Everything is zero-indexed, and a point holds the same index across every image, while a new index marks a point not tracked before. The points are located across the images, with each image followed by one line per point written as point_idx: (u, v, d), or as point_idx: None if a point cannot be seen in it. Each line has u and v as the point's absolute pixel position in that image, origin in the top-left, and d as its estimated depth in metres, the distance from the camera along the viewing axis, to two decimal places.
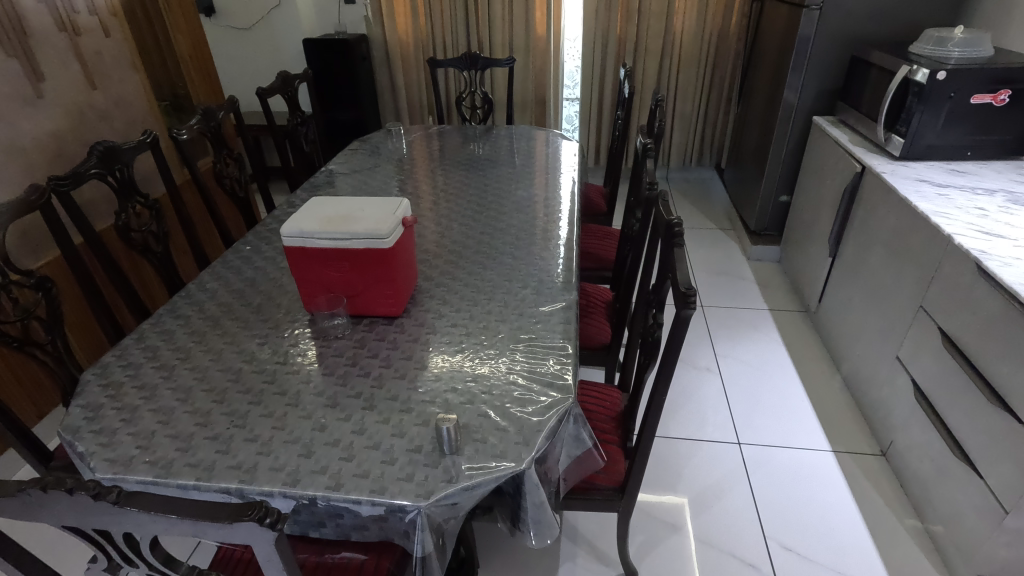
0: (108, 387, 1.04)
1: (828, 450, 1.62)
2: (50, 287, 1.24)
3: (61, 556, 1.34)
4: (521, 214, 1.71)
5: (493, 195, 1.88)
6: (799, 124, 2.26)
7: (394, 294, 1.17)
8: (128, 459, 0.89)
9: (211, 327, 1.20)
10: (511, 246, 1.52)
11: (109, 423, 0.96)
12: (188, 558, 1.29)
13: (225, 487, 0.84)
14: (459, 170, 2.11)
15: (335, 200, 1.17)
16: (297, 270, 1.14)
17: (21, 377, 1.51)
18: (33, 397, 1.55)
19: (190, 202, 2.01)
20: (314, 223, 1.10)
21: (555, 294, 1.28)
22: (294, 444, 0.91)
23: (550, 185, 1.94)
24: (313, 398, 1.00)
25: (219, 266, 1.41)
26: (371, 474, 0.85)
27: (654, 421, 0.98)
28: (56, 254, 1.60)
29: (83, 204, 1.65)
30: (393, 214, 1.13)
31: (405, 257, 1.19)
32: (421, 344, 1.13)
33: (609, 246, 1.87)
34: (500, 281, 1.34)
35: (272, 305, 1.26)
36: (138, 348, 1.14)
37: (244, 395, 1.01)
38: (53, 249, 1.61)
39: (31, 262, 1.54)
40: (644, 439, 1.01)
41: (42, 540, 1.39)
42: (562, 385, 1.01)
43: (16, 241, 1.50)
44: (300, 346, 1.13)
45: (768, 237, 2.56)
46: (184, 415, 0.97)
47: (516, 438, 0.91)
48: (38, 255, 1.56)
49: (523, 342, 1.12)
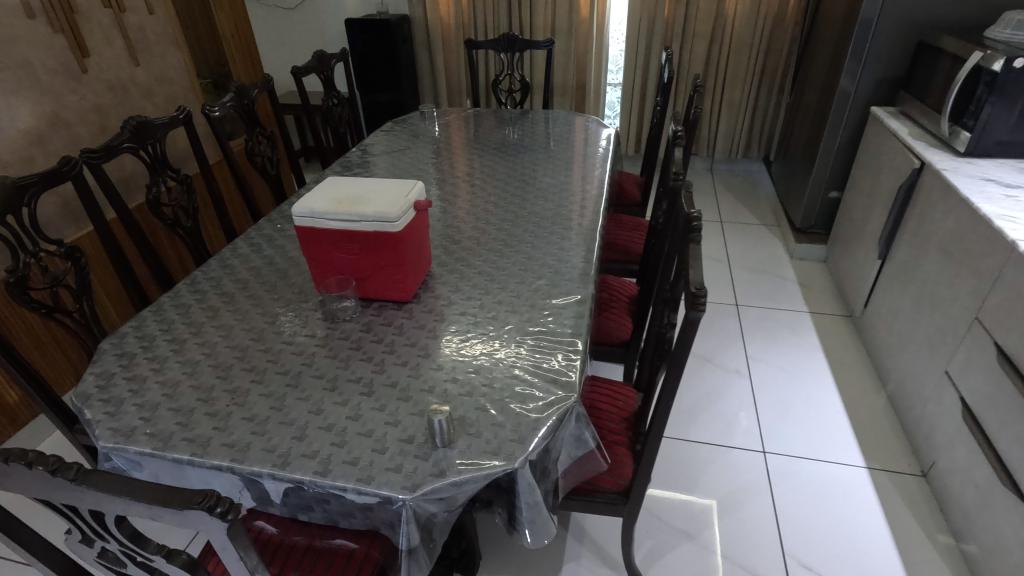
0: (122, 357, 1.07)
1: (862, 466, 1.51)
2: (78, 257, 1.27)
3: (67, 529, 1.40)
4: (546, 202, 1.65)
5: (520, 181, 1.83)
6: (854, 116, 2.11)
7: (404, 279, 1.15)
8: (130, 430, 0.91)
9: (225, 303, 1.21)
10: (532, 234, 1.47)
11: (118, 392, 0.98)
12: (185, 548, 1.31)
13: (217, 464, 0.85)
14: (489, 155, 2.06)
15: (349, 181, 1.16)
16: (308, 251, 1.13)
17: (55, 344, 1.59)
18: (72, 359, 1.64)
19: (223, 179, 2.04)
20: (324, 203, 1.08)
21: (570, 286, 1.23)
22: (288, 426, 0.90)
23: (580, 173, 1.87)
24: (313, 380, 0.99)
25: (241, 243, 1.43)
26: (360, 462, 0.84)
27: (661, 426, 0.93)
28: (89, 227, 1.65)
29: (120, 178, 1.69)
30: (405, 197, 1.10)
31: (417, 242, 1.16)
32: (427, 331, 1.10)
33: (639, 238, 1.80)
34: (515, 270, 1.30)
35: (287, 284, 1.27)
36: (155, 319, 1.16)
37: (247, 373, 1.02)
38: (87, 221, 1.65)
39: (66, 233, 1.59)
40: (650, 444, 0.96)
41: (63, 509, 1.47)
42: (566, 383, 0.97)
43: (55, 213, 1.56)
44: (308, 327, 1.13)
45: (814, 236, 2.41)
46: (187, 389, 0.98)
47: (512, 436, 0.87)
48: (73, 228, 1.61)
49: (531, 335, 1.08)
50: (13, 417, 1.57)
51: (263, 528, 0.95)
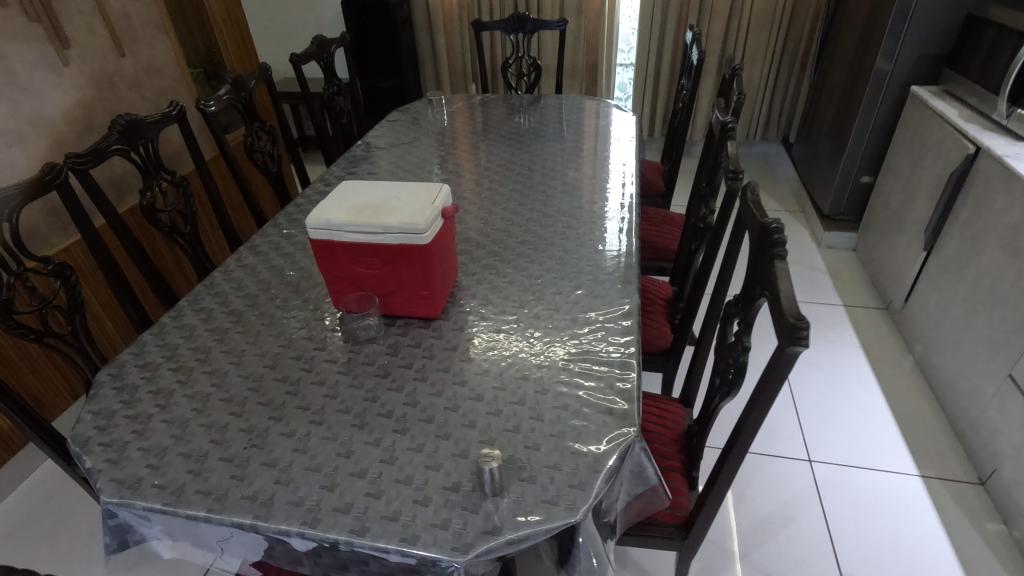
0: (123, 391, 0.96)
1: (915, 475, 1.43)
2: (69, 274, 1.15)
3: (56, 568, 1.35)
4: (572, 198, 1.53)
5: (541, 174, 1.70)
6: (891, 96, 1.99)
7: (431, 294, 1.03)
8: (137, 481, 0.80)
9: (233, 323, 1.10)
10: (561, 235, 1.35)
11: (120, 434, 0.88)
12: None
13: (238, 522, 0.74)
14: (503, 146, 1.93)
15: (367, 187, 1.04)
16: (324, 265, 1.02)
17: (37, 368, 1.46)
18: (70, 376, 1.55)
19: (220, 177, 1.91)
20: (343, 213, 0.97)
21: (613, 296, 1.12)
22: (315, 473, 0.80)
23: (603, 163, 1.75)
24: (339, 416, 0.89)
25: (247, 252, 1.31)
26: (401, 517, 0.74)
27: (733, 465, 0.82)
28: (74, 239, 1.51)
29: (107, 183, 1.56)
30: (432, 204, 0.98)
31: (445, 253, 1.05)
32: (460, 353, 0.99)
33: (669, 233, 1.68)
34: (549, 278, 1.19)
35: (299, 299, 1.15)
36: (157, 345, 1.05)
37: (265, 407, 0.91)
38: (72, 232, 1.52)
39: (51, 247, 1.46)
40: (719, 482, 0.85)
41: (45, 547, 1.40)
42: (624, 414, 0.86)
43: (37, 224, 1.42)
44: (327, 351, 1.02)
45: (844, 222, 2.30)
46: (198, 429, 0.88)
47: (569, 481, 0.77)
48: (57, 240, 1.47)
49: (577, 355, 0.98)
50: (8, 444, 1.49)
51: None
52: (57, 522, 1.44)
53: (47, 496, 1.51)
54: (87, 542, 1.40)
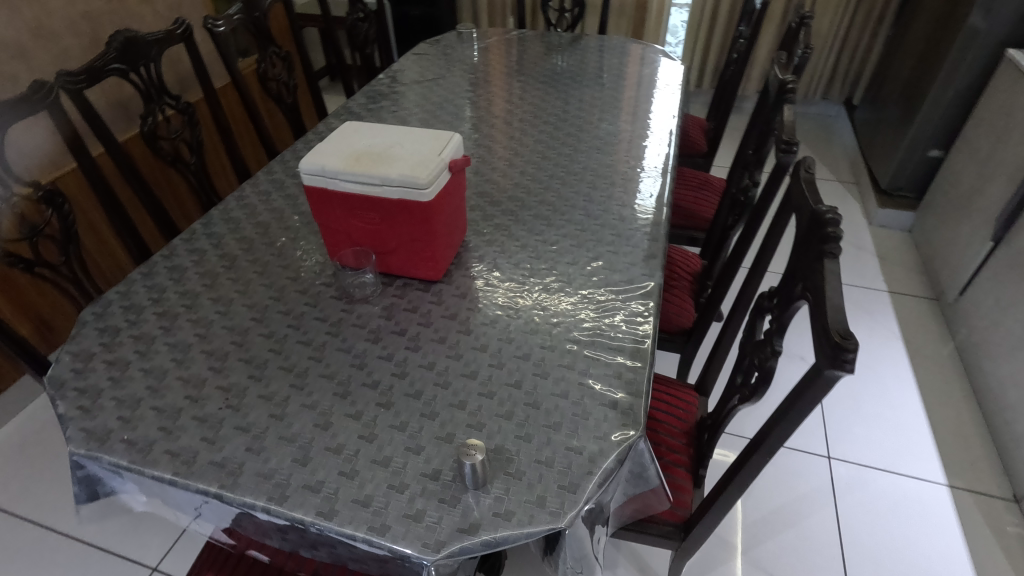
0: (105, 332, 0.91)
1: (942, 484, 1.33)
2: (61, 203, 1.10)
3: (23, 507, 1.37)
4: (602, 155, 1.39)
5: (571, 125, 1.56)
6: (980, 59, 1.74)
7: (433, 255, 0.95)
8: (106, 433, 0.77)
9: (224, 268, 1.03)
10: (585, 196, 1.23)
11: (96, 380, 0.84)
12: (157, 566, 1.26)
13: (204, 489, 0.70)
14: (535, 90, 1.77)
15: (369, 131, 0.94)
16: (319, 215, 0.93)
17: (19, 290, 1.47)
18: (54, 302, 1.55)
19: (232, 107, 1.81)
20: (339, 160, 0.87)
21: (633, 272, 1.02)
22: (289, 443, 0.75)
23: (641, 117, 1.59)
24: (322, 381, 0.83)
25: (247, 190, 1.23)
26: (373, 504, 0.68)
27: (745, 480, 0.74)
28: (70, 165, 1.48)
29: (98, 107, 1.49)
30: (438, 157, 0.88)
31: (450, 211, 0.95)
32: (460, 323, 0.92)
33: (705, 200, 1.54)
34: (565, 245, 1.08)
35: (295, 247, 1.08)
36: (145, 286, 1.00)
37: (246, 365, 0.85)
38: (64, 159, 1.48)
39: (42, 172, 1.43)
40: (726, 493, 0.77)
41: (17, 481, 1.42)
42: (628, 410, 0.78)
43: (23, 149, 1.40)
44: (319, 308, 0.95)
45: (901, 199, 2.10)
46: (175, 382, 0.83)
47: (558, 481, 0.70)
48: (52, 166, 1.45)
49: (586, 336, 0.89)
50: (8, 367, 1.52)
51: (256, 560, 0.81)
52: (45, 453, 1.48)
53: (40, 428, 1.54)
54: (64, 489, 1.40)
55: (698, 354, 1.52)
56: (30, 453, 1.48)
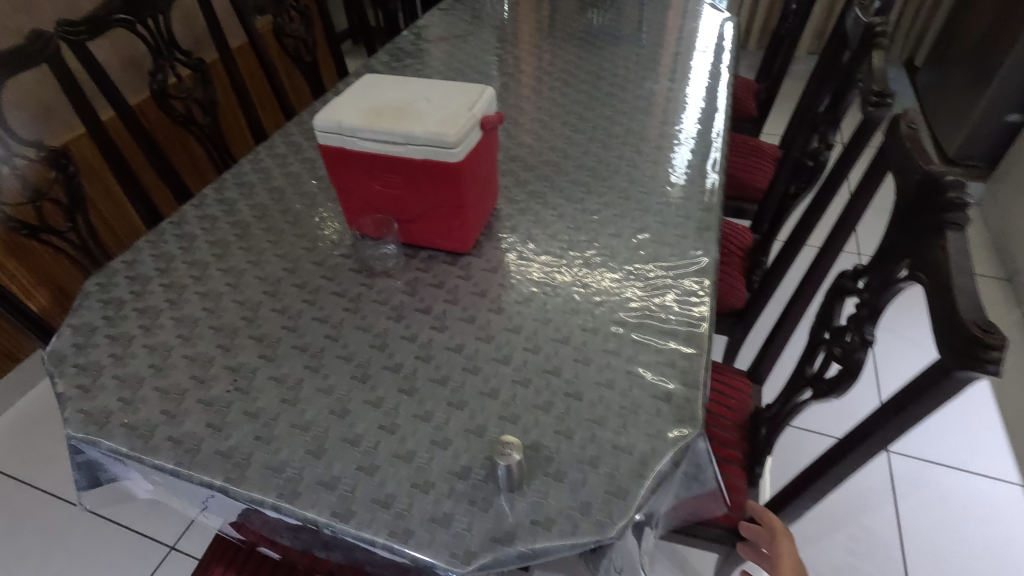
0: (108, 305, 0.84)
1: (1017, 484, 1.21)
2: (66, 164, 1.04)
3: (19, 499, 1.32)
4: (645, 116, 1.26)
5: (610, 84, 1.42)
6: None
7: (462, 224, 0.85)
8: (106, 416, 0.70)
9: (236, 236, 0.95)
10: (629, 161, 1.11)
11: (98, 357, 0.77)
12: (175, 545, 1.23)
13: (208, 482, 0.63)
14: (570, 48, 1.63)
15: (392, 84, 0.84)
16: (337, 178, 0.84)
17: (33, 260, 1.41)
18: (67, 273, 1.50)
19: (248, 67, 1.72)
20: (358, 115, 0.78)
21: (685, 246, 0.90)
22: (302, 433, 0.67)
23: (687, 75, 1.44)
24: (340, 363, 0.75)
25: (262, 153, 1.14)
26: (394, 505, 0.60)
27: (824, 487, 0.64)
28: (76, 131, 1.43)
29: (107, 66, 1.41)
30: (468, 111, 0.77)
31: (482, 174, 0.85)
32: (491, 300, 0.82)
33: (756, 168, 1.41)
34: (607, 214, 0.97)
35: (313, 214, 0.99)
36: (152, 255, 0.92)
37: (256, 343, 0.78)
38: (70, 125, 1.43)
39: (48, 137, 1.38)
40: (797, 500, 0.69)
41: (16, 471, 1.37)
42: (684, 403, 0.68)
43: (27, 114, 1.34)
44: (336, 281, 0.86)
45: (971, 170, 1.92)
46: (180, 361, 0.76)
47: (604, 485, 0.61)
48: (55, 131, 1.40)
49: (633, 318, 0.78)
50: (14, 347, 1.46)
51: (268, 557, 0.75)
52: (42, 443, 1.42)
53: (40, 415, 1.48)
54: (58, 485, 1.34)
55: (746, 342, 1.45)
56: (28, 443, 1.42)
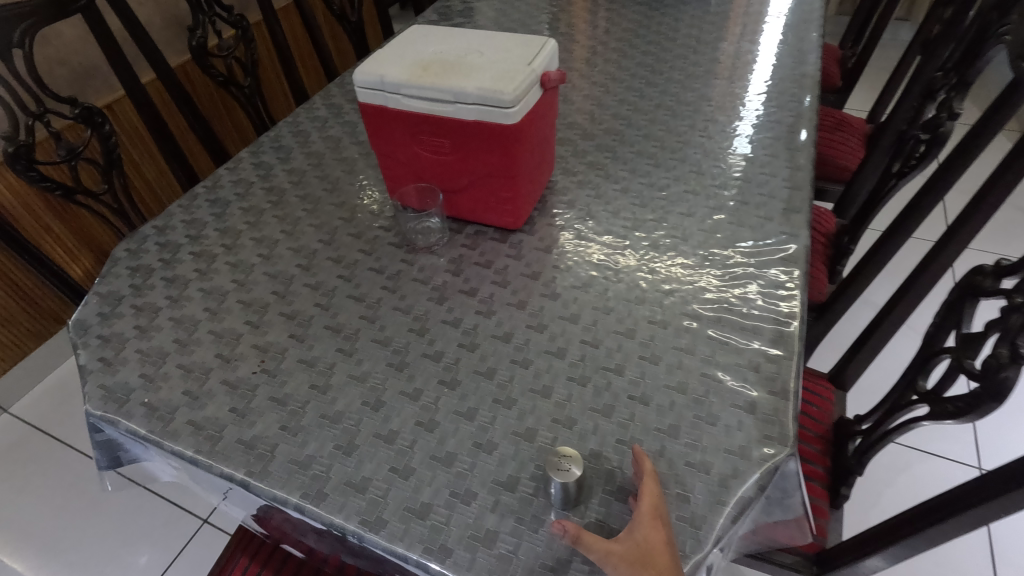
0: (137, 273, 0.79)
1: None
2: (100, 122, 0.99)
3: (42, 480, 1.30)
4: (719, 80, 1.12)
5: (679, 46, 1.28)
6: None
7: (514, 197, 0.75)
8: (126, 394, 0.65)
9: (271, 204, 0.89)
10: (702, 131, 0.98)
11: (122, 329, 0.72)
12: (207, 519, 1.22)
13: (229, 474, 0.57)
14: (633, 7, 1.48)
15: (441, 36, 0.74)
16: (378, 142, 0.76)
17: (75, 225, 1.40)
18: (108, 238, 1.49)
19: (292, 27, 1.64)
20: (402, 69, 0.68)
21: (770, 229, 0.78)
22: (331, 425, 0.60)
23: (758, 33, 1.29)
24: (375, 348, 0.67)
25: (300, 115, 1.07)
26: (431, 516, 0.53)
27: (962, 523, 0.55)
28: (116, 93, 1.39)
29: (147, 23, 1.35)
30: (528, 66, 0.67)
31: (539, 141, 0.75)
32: (543, 284, 0.73)
33: (844, 146, 1.25)
34: (677, 191, 0.85)
35: (351, 182, 0.91)
36: (184, 221, 0.87)
37: (287, 321, 0.71)
38: (110, 86, 1.39)
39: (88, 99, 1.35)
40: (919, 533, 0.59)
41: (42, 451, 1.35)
42: (771, 416, 0.58)
43: (66, 75, 1.30)
44: (374, 256, 0.79)
45: None
46: (206, 337, 0.70)
47: (675, 510, 0.52)
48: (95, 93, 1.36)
49: (709, 311, 0.68)
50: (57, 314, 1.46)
51: (292, 553, 0.70)
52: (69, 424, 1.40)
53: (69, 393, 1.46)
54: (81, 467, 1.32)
55: (825, 347, 1.38)
56: (56, 421, 1.40)
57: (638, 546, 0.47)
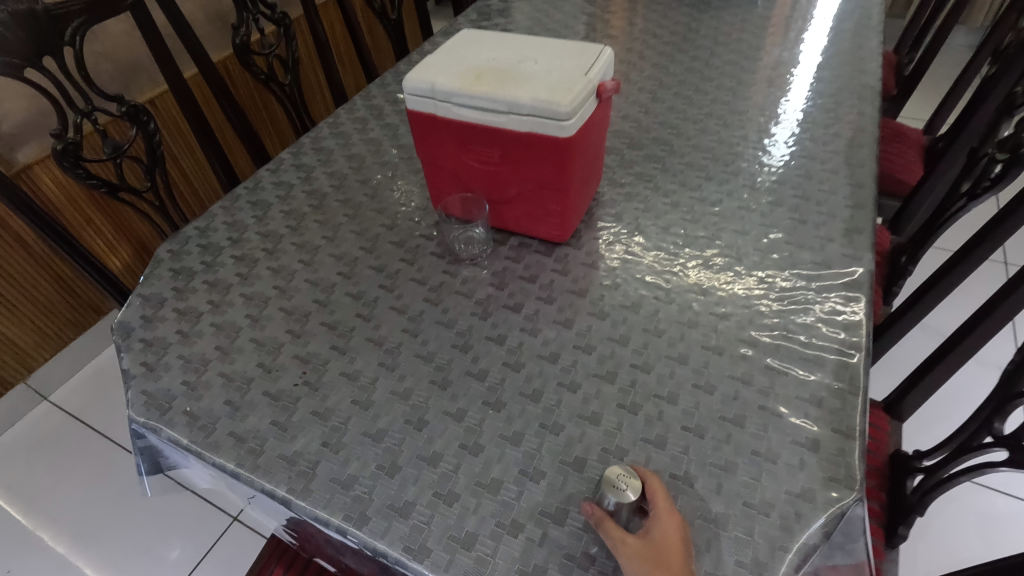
0: (179, 276, 0.79)
1: None
2: (146, 120, 0.99)
3: (76, 467, 1.32)
4: (772, 88, 1.08)
5: (727, 51, 1.23)
6: None
7: (563, 211, 0.73)
8: (169, 401, 0.64)
9: (312, 207, 0.88)
10: (755, 143, 0.94)
11: (165, 333, 0.72)
12: (238, 516, 1.23)
13: (271, 491, 0.56)
14: (679, 7, 1.44)
15: (493, 41, 0.72)
16: (424, 149, 0.74)
17: (117, 219, 1.42)
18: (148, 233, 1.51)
19: (332, 23, 1.64)
20: (453, 76, 0.66)
21: (831, 251, 0.74)
22: (373, 443, 0.59)
23: (807, 35, 1.24)
24: (417, 363, 0.66)
25: (341, 116, 1.05)
26: (476, 547, 0.51)
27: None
28: (161, 87, 1.40)
29: (192, 20, 1.36)
30: (585, 76, 0.64)
31: (591, 154, 0.72)
32: (591, 302, 0.70)
33: (901, 158, 1.20)
34: (730, 206, 0.82)
35: (393, 187, 0.90)
36: (225, 223, 0.86)
37: (328, 331, 0.70)
38: (153, 80, 1.40)
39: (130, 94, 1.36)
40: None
41: (77, 440, 1.38)
42: (835, 457, 0.54)
43: (115, 69, 1.32)
44: (418, 266, 0.77)
45: None
46: (248, 344, 0.69)
47: (735, 554, 0.49)
48: (136, 87, 1.37)
49: (767, 338, 0.65)
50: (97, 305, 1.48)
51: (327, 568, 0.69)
52: (105, 416, 1.42)
53: (106, 383, 1.49)
54: (114, 458, 1.34)
55: (880, 371, 1.34)
56: (92, 412, 1.43)
57: (654, 546, 0.46)
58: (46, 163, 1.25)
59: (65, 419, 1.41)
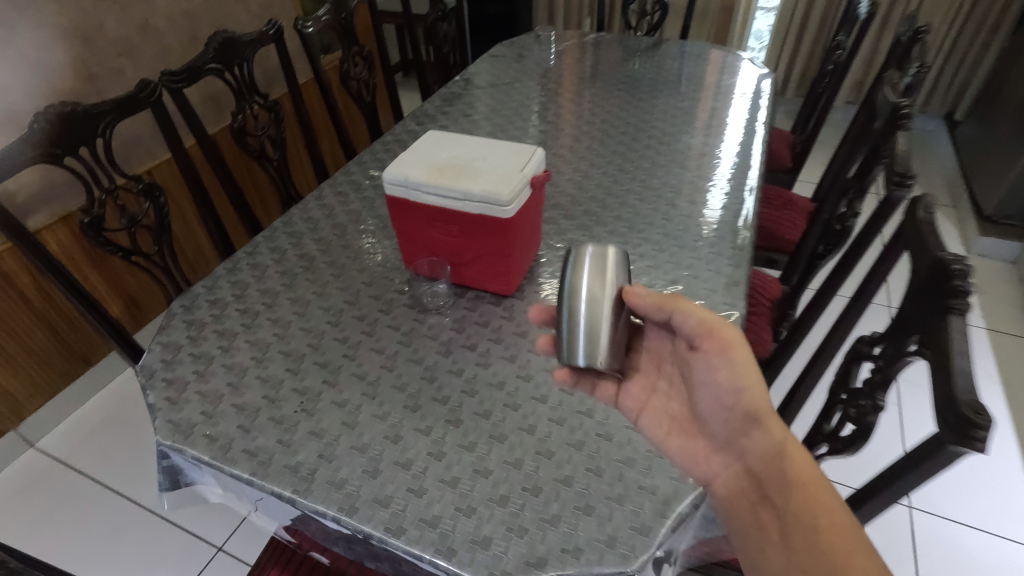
0: (192, 326, 0.95)
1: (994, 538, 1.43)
2: (157, 195, 1.17)
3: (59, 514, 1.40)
4: (679, 169, 1.34)
5: (647, 136, 1.50)
6: None
7: (508, 271, 0.94)
8: (190, 427, 0.80)
9: (303, 268, 1.06)
10: (664, 215, 1.18)
11: (183, 372, 0.87)
12: (222, 547, 1.33)
13: (279, 492, 0.72)
14: (612, 95, 1.72)
15: (453, 143, 0.93)
16: (398, 224, 0.94)
17: (113, 275, 1.57)
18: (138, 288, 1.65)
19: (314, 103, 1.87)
20: (422, 171, 0.88)
21: (715, 300, 0.97)
22: (360, 453, 0.75)
23: (712, 125, 1.52)
24: (393, 392, 0.83)
25: (326, 190, 1.25)
26: (440, 525, 0.68)
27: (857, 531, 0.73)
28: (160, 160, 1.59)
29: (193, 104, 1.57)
30: (521, 172, 0.86)
31: (529, 227, 0.93)
32: (530, 342, 0.90)
33: (789, 222, 1.47)
34: (642, 266, 1.04)
35: (371, 251, 1.09)
36: (229, 282, 1.03)
37: (321, 369, 0.87)
38: (152, 154, 1.58)
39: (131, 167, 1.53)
40: None
41: (59, 488, 1.45)
42: None
43: (120, 147, 1.50)
44: (393, 315, 0.95)
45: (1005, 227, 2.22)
46: (255, 381, 0.86)
47: (630, 521, 0.67)
48: (137, 161, 1.54)
49: None
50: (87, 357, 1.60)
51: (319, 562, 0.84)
52: (88, 462, 1.50)
53: (90, 431, 1.58)
54: (96, 503, 1.42)
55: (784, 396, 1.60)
56: (75, 459, 1.51)
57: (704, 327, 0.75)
58: (54, 227, 1.40)
59: (49, 466, 1.49)
